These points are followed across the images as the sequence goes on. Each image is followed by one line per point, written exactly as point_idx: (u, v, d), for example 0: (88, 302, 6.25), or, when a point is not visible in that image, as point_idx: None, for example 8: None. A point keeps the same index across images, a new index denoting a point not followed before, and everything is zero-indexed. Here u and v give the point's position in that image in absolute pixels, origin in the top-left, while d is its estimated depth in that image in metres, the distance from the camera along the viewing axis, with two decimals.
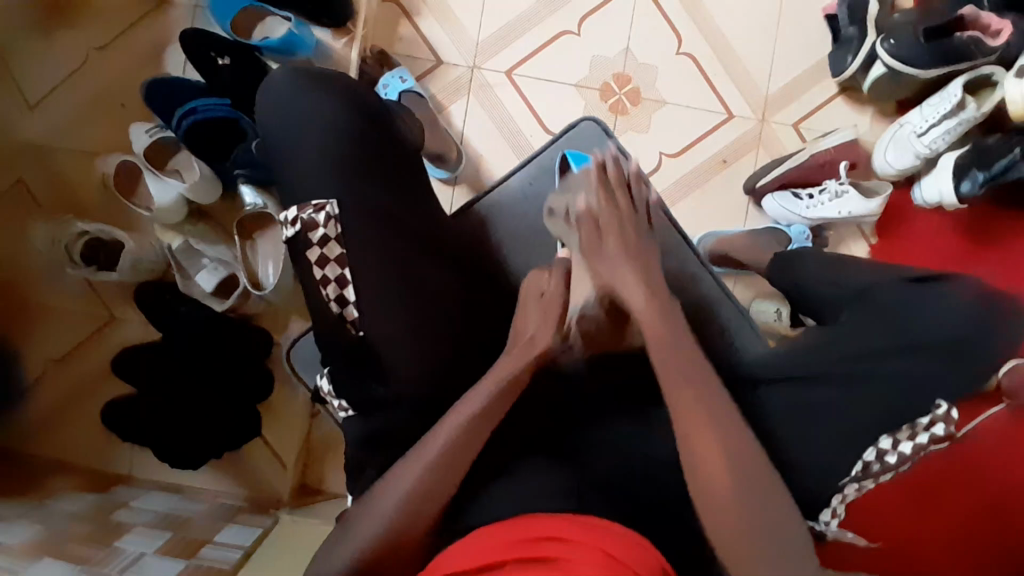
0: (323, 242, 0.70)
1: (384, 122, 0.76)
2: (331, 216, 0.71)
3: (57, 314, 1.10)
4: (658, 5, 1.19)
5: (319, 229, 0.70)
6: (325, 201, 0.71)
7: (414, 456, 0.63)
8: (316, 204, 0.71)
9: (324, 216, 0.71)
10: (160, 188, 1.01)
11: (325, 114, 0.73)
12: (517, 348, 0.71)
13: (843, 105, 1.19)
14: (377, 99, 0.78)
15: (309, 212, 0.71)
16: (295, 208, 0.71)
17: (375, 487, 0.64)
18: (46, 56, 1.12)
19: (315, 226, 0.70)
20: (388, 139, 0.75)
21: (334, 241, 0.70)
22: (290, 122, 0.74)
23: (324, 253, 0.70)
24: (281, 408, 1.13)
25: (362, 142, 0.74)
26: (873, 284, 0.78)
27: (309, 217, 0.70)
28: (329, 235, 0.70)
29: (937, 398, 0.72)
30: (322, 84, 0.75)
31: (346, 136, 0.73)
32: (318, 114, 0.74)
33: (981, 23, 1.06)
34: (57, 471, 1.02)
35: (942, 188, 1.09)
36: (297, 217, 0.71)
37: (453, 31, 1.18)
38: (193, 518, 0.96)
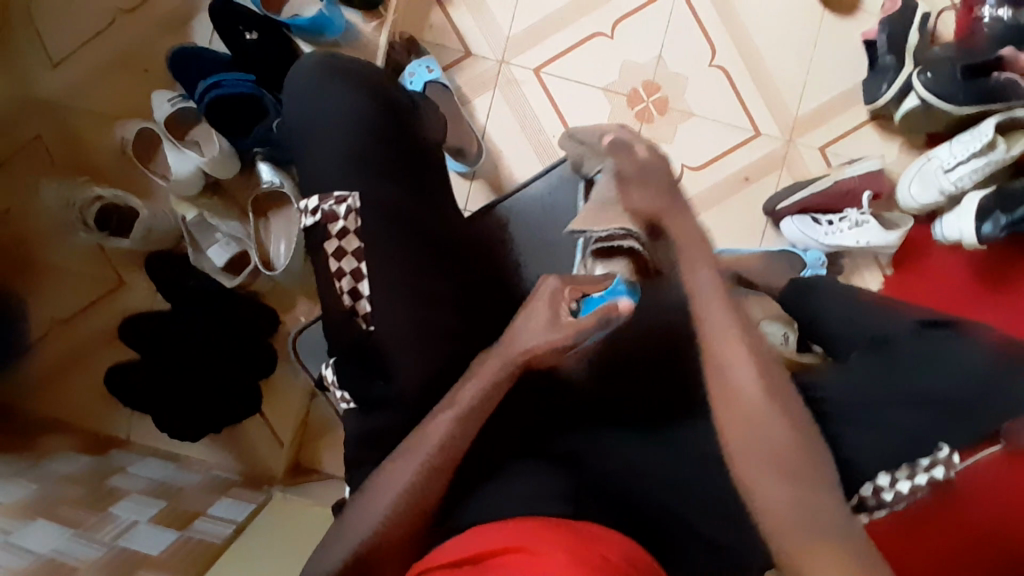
0: (342, 235, 0.70)
1: (407, 121, 0.75)
2: (352, 208, 0.70)
3: (67, 275, 1.11)
4: (695, 14, 1.17)
5: (339, 221, 0.70)
6: (348, 192, 0.70)
7: (416, 446, 0.64)
8: (339, 195, 0.70)
9: (345, 208, 0.70)
10: (178, 159, 1.00)
11: (347, 109, 0.73)
12: (500, 351, 0.70)
13: (872, 132, 1.17)
14: (401, 95, 0.77)
15: (330, 204, 0.70)
16: (316, 197, 0.71)
17: (371, 477, 0.64)
18: (75, 15, 1.11)
19: (336, 218, 0.70)
20: (410, 138, 0.75)
21: (353, 234, 0.70)
22: (314, 114, 0.73)
23: (342, 245, 0.70)
24: (281, 387, 1.13)
25: (385, 140, 0.73)
26: (891, 330, 0.77)
27: (330, 209, 0.70)
28: (348, 228, 0.70)
29: (939, 441, 0.68)
30: (349, 77, 0.75)
31: (367, 133, 0.72)
32: (341, 110, 0.73)
33: (1020, 65, 1.03)
34: (57, 430, 1.04)
35: (963, 229, 1.08)
36: (317, 208, 0.70)
37: (485, 24, 1.16)
38: (187, 488, 0.97)
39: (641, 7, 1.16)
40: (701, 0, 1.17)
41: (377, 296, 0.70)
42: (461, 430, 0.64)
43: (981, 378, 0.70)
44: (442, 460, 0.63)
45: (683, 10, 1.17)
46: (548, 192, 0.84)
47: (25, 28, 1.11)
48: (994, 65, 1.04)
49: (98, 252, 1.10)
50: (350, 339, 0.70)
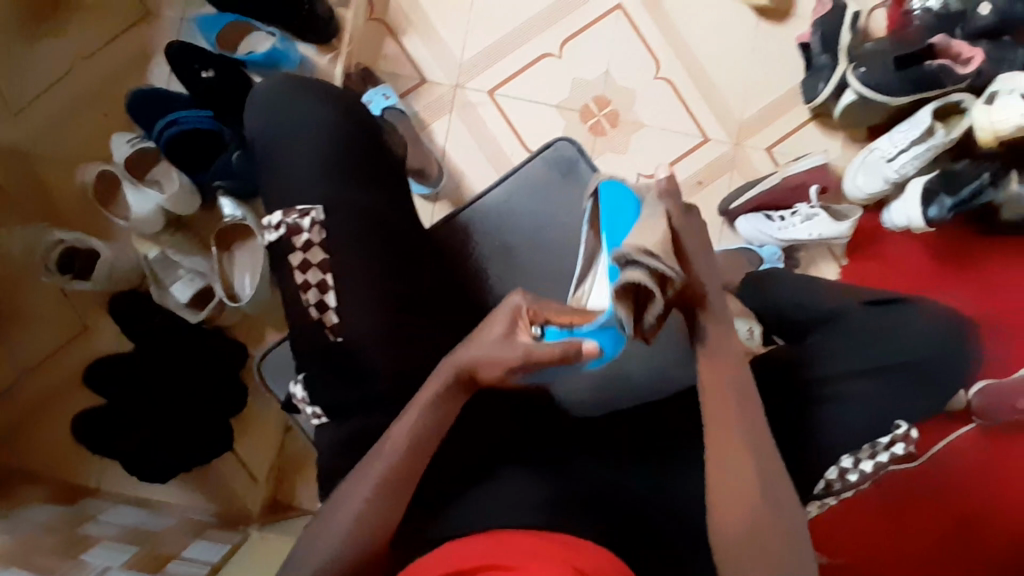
0: (306, 247, 0.70)
1: (373, 135, 0.76)
2: (316, 220, 0.71)
3: (29, 323, 1.09)
4: (638, 30, 1.23)
5: (303, 233, 0.71)
6: (310, 206, 0.71)
7: (386, 446, 0.63)
8: (301, 209, 0.71)
9: (309, 220, 0.71)
10: (138, 198, 1.00)
11: (313, 127, 0.73)
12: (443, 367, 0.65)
13: (815, 130, 1.23)
14: (366, 110, 0.78)
15: (294, 217, 0.71)
16: (279, 212, 0.72)
17: (342, 485, 0.63)
18: (28, 63, 1.12)
19: (299, 230, 0.71)
20: (377, 151, 0.76)
21: (317, 246, 0.71)
22: (280, 133, 0.73)
23: (307, 257, 0.70)
24: (255, 421, 1.12)
25: (353, 155, 0.74)
26: (837, 310, 0.82)
27: (293, 221, 0.71)
28: (312, 239, 0.70)
29: (897, 419, 0.74)
30: (312, 95, 0.75)
31: (335, 149, 0.73)
32: (307, 128, 0.73)
33: (953, 51, 1.09)
34: (24, 482, 1.00)
35: (911, 214, 1.13)
36: (281, 221, 0.71)
37: (438, 51, 1.21)
38: (161, 533, 0.94)
39: (586, 27, 1.22)
40: (642, 17, 1.23)
41: (343, 307, 0.70)
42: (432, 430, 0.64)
43: (930, 348, 0.77)
44: (412, 457, 0.63)
45: (626, 28, 1.22)
46: (504, 200, 0.86)
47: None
48: (926, 54, 1.11)
49: (61, 298, 1.09)
50: (319, 351, 0.71)
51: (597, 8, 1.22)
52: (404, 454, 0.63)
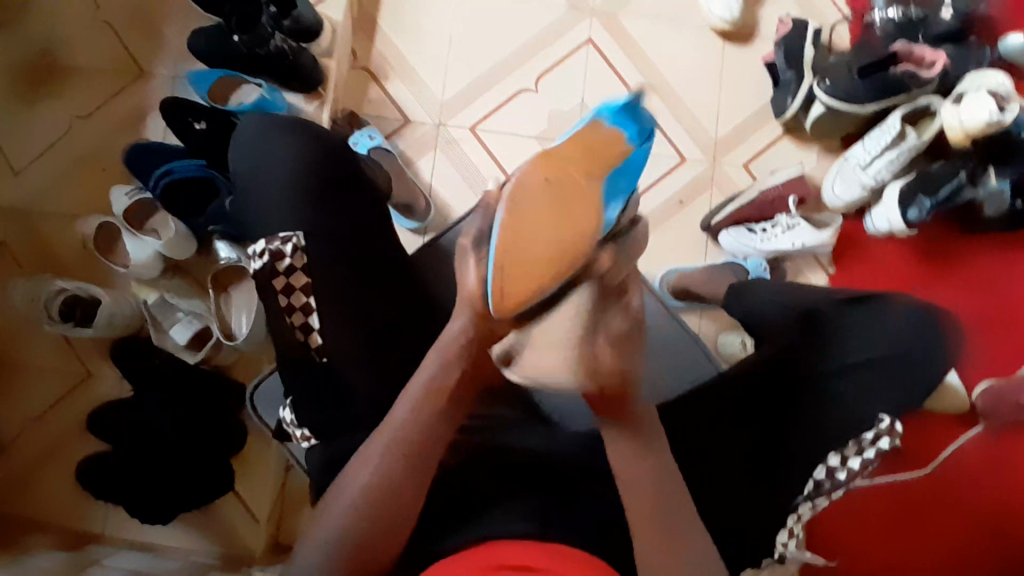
0: (289, 272, 0.73)
1: (351, 168, 0.80)
2: (297, 247, 0.73)
3: (33, 373, 1.12)
4: (609, 61, 1.28)
5: (286, 259, 0.73)
6: (291, 233, 0.74)
7: (371, 452, 0.63)
8: (283, 236, 0.74)
9: (291, 246, 0.73)
10: (136, 246, 1.06)
11: (291, 162, 0.77)
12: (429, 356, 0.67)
13: (790, 144, 1.26)
14: (345, 145, 0.82)
15: (277, 243, 0.73)
16: (263, 240, 0.74)
17: (327, 494, 0.64)
18: (32, 127, 1.19)
19: (282, 255, 0.73)
20: (356, 183, 0.79)
21: (300, 270, 0.73)
22: (262, 170, 0.77)
23: (290, 281, 0.73)
24: (256, 460, 1.12)
25: (331, 186, 0.77)
26: (818, 309, 0.82)
27: (277, 248, 0.73)
28: (295, 264, 0.73)
29: (880, 412, 0.76)
30: (291, 133, 0.79)
31: (312, 181, 0.76)
32: (286, 162, 0.77)
33: (915, 56, 1.13)
34: (31, 531, 1.01)
35: (891, 218, 1.15)
36: (265, 249, 0.74)
37: (420, 92, 1.27)
38: (163, 574, 0.92)
39: (560, 61, 1.28)
40: (612, 48, 1.28)
41: (326, 329, 0.73)
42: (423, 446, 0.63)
43: (907, 339, 0.78)
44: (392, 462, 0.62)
45: (598, 59, 1.28)
46: None
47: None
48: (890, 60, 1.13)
49: (66, 347, 1.13)
50: (302, 373, 0.72)
51: (570, 43, 1.28)
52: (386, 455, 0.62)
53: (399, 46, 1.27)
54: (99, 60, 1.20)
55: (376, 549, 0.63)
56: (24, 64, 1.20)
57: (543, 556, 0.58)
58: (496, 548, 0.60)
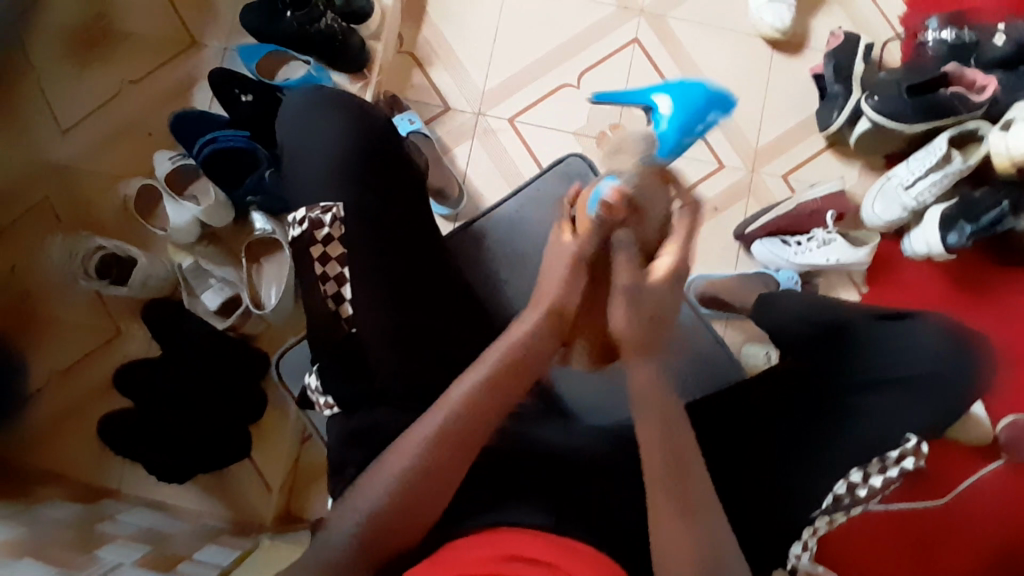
0: (326, 241, 0.74)
1: (392, 145, 0.80)
2: (337, 217, 0.75)
3: (64, 327, 1.15)
4: (652, 62, 1.27)
5: (324, 228, 0.74)
6: (332, 203, 0.75)
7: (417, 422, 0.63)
8: (324, 206, 0.75)
9: (331, 216, 0.75)
10: (176, 211, 1.08)
11: (336, 134, 0.78)
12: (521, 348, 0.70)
13: (831, 158, 1.25)
14: (388, 123, 0.83)
15: (317, 213, 0.75)
16: (303, 209, 0.76)
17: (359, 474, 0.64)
18: (81, 87, 1.22)
19: (321, 225, 0.74)
20: (397, 161, 0.80)
21: (337, 241, 0.74)
22: (308, 140, 0.78)
23: (326, 251, 0.74)
24: (273, 430, 1.14)
25: (373, 163, 0.78)
26: (848, 323, 0.81)
27: (316, 217, 0.74)
28: (333, 234, 0.74)
29: (907, 432, 0.75)
30: (337, 107, 0.80)
31: (355, 156, 0.77)
32: (332, 135, 0.78)
33: (967, 78, 1.11)
34: (50, 482, 1.03)
35: (929, 241, 1.12)
36: (305, 217, 0.75)
37: (461, 80, 1.27)
38: (174, 535, 0.93)
39: (602, 59, 1.27)
40: (656, 48, 1.28)
41: (358, 300, 0.74)
42: (463, 418, 0.63)
43: (941, 361, 0.77)
44: (441, 439, 0.62)
45: (641, 58, 1.27)
46: (517, 212, 0.94)
47: (32, 97, 1.21)
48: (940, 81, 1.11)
49: (98, 303, 1.15)
50: (330, 343, 0.73)
51: (614, 42, 1.28)
52: (444, 420, 0.62)
53: (444, 34, 1.28)
54: (151, 27, 1.23)
55: (409, 525, 0.61)
56: (78, 26, 1.23)
57: (553, 552, 0.57)
58: (508, 538, 0.59)
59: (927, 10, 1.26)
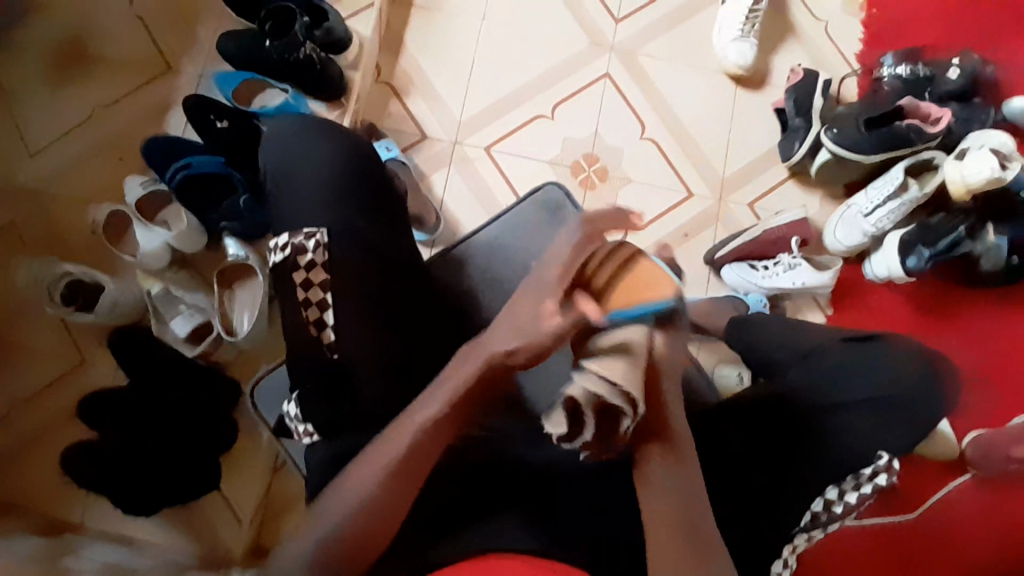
0: (310, 267, 0.74)
1: (375, 172, 0.81)
2: (320, 242, 0.74)
3: (28, 355, 1.11)
4: (624, 96, 1.32)
5: (308, 254, 0.74)
6: (316, 229, 0.75)
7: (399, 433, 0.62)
8: (308, 232, 0.75)
9: (314, 242, 0.74)
10: (147, 236, 1.06)
11: (324, 161, 0.78)
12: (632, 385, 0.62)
13: (794, 187, 1.30)
14: (372, 150, 0.84)
15: (300, 239, 0.74)
16: (286, 234, 0.76)
17: (327, 495, 0.63)
18: (53, 111, 1.21)
19: (304, 250, 0.74)
20: (381, 186, 0.81)
21: (320, 266, 0.74)
22: (290, 165, 0.79)
23: (309, 276, 0.74)
24: (244, 458, 1.10)
25: (356, 188, 0.78)
26: (817, 346, 0.84)
27: (299, 243, 0.74)
28: (316, 260, 0.74)
29: (879, 449, 0.77)
30: (323, 135, 0.81)
31: (338, 182, 0.78)
32: (318, 161, 0.78)
33: (921, 111, 1.17)
34: (9, 517, 0.98)
35: (890, 265, 1.17)
36: (288, 243, 0.75)
37: (438, 109, 1.30)
38: (141, 569, 0.88)
39: (576, 92, 1.32)
40: (627, 82, 1.33)
41: (340, 325, 0.73)
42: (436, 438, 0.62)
43: (910, 380, 0.80)
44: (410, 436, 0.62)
45: (614, 92, 1.32)
46: (497, 238, 0.95)
47: (1, 120, 1.19)
48: (896, 114, 1.17)
49: (64, 331, 1.12)
50: (312, 367, 0.73)
51: (587, 76, 1.32)
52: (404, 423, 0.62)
53: (422, 64, 1.31)
54: (128, 53, 1.23)
55: (387, 525, 0.62)
56: (52, 51, 1.22)
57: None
58: None
59: (882, 48, 1.34)
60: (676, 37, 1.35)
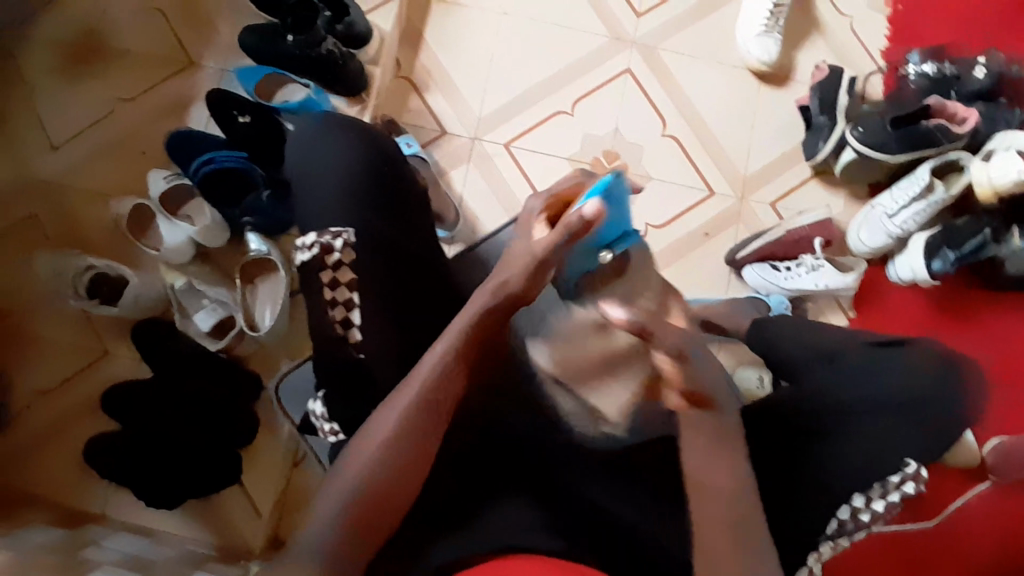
0: (336, 266, 0.74)
1: (399, 169, 0.81)
2: (348, 242, 0.74)
3: (50, 346, 1.12)
4: (645, 92, 1.31)
5: (336, 253, 0.74)
6: (343, 229, 0.75)
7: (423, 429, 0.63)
8: (335, 231, 0.75)
9: (342, 241, 0.74)
10: (170, 231, 1.07)
11: (348, 159, 0.78)
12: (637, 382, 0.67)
13: (817, 186, 1.28)
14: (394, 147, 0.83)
15: (328, 238, 0.74)
16: (314, 234, 0.75)
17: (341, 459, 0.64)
18: (75, 105, 1.21)
19: (332, 250, 0.74)
20: (404, 184, 0.80)
21: (347, 266, 0.74)
22: (315, 164, 0.79)
23: (336, 275, 0.74)
24: (263, 451, 1.11)
25: (380, 186, 0.78)
26: (840, 349, 0.83)
27: (327, 242, 0.74)
28: (343, 259, 0.74)
29: (906, 457, 0.75)
30: (348, 131, 0.80)
31: (363, 180, 0.77)
32: (342, 159, 0.78)
33: (947, 111, 1.15)
34: (32, 507, 1.00)
35: (914, 267, 1.16)
36: (315, 242, 0.74)
37: (457, 104, 1.29)
38: (161, 561, 0.90)
39: (596, 88, 1.30)
40: (649, 78, 1.31)
41: (363, 326, 0.74)
42: None
43: (932, 387, 0.79)
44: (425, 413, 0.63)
45: (635, 88, 1.31)
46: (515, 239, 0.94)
47: (23, 114, 1.20)
48: (923, 113, 1.15)
49: (86, 324, 1.13)
50: (337, 367, 0.73)
51: (608, 71, 1.31)
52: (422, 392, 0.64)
53: (442, 60, 1.30)
54: (147, 47, 1.23)
55: (403, 483, 0.63)
56: (73, 44, 1.23)
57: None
58: (516, 561, 0.59)
59: (908, 45, 1.32)
60: (697, 32, 1.33)
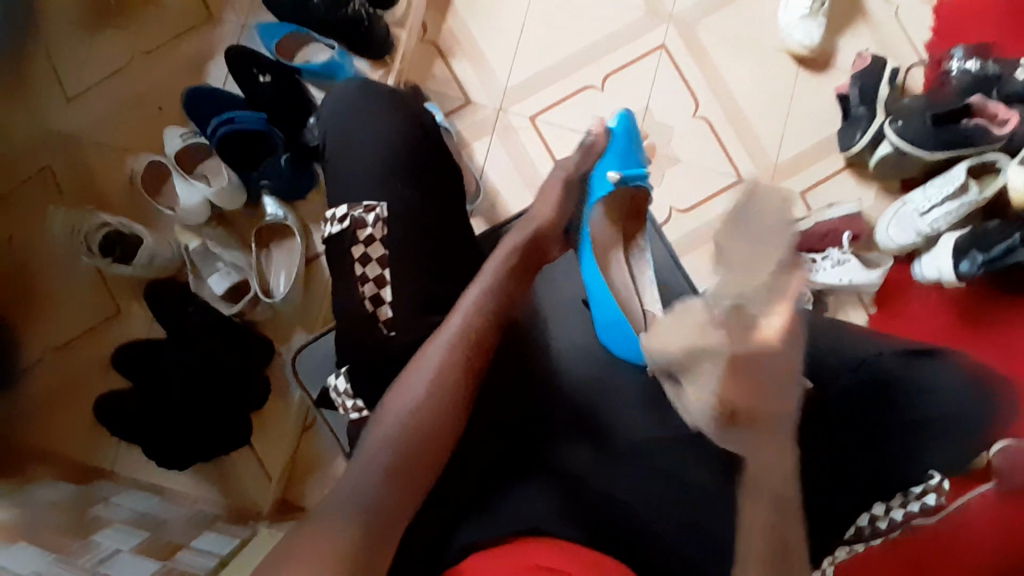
0: (368, 241, 0.73)
1: (430, 144, 0.79)
2: (380, 217, 0.73)
3: (62, 301, 1.11)
4: (679, 71, 1.26)
5: (367, 228, 0.73)
6: (376, 203, 0.74)
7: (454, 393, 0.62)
8: (367, 205, 0.73)
9: (374, 216, 0.73)
10: (186, 191, 1.05)
11: (380, 132, 0.76)
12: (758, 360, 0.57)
13: (849, 178, 1.24)
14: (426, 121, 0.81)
15: (360, 211, 0.73)
16: (345, 206, 0.74)
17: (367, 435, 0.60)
18: (91, 55, 1.18)
19: (364, 224, 0.73)
20: (434, 159, 0.78)
21: (378, 242, 0.73)
22: (347, 135, 0.77)
23: (368, 251, 0.73)
24: (274, 416, 1.11)
25: (410, 161, 0.76)
26: (872, 356, 0.81)
27: (358, 216, 0.73)
28: (374, 235, 0.73)
29: (929, 468, 0.75)
30: (379, 102, 0.78)
31: (393, 154, 0.76)
32: (373, 132, 0.76)
33: (989, 111, 1.12)
34: (42, 460, 1.00)
35: (941, 267, 1.13)
36: (347, 214, 0.73)
37: (483, 74, 1.25)
38: (170, 521, 0.91)
39: (628, 64, 1.26)
40: (684, 57, 1.26)
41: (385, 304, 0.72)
42: None
43: (959, 399, 0.78)
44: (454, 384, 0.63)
45: (669, 67, 1.26)
46: None
47: (39, 62, 1.17)
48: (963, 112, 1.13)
49: (99, 281, 1.12)
50: (357, 344, 0.72)
51: (642, 46, 1.26)
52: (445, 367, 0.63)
53: (469, 26, 1.25)
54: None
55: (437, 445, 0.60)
56: None
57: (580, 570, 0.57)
58: (531, 551, 0.59)
59: (954, 37, 1.26)
60: (737, 11, 1.27)
